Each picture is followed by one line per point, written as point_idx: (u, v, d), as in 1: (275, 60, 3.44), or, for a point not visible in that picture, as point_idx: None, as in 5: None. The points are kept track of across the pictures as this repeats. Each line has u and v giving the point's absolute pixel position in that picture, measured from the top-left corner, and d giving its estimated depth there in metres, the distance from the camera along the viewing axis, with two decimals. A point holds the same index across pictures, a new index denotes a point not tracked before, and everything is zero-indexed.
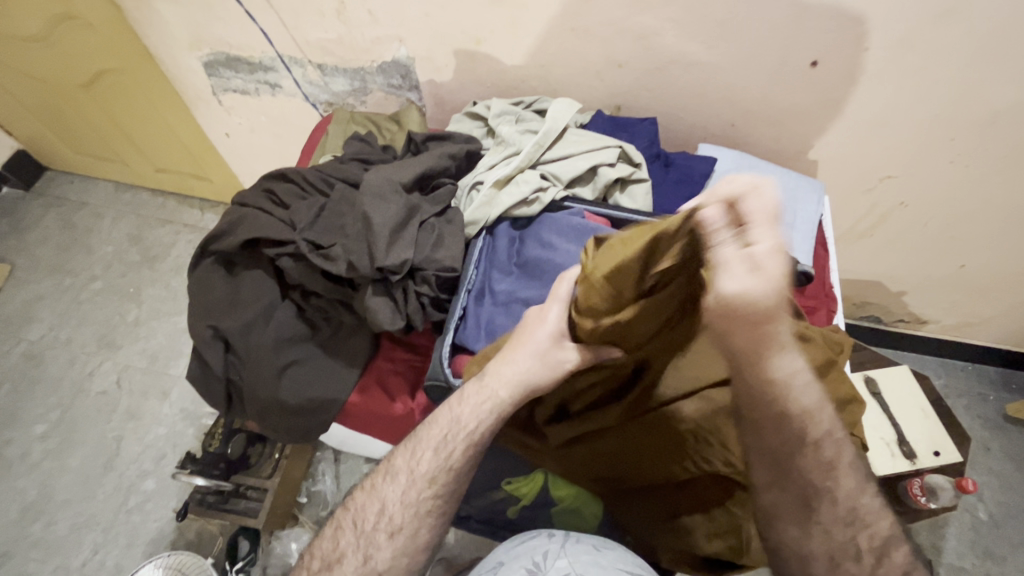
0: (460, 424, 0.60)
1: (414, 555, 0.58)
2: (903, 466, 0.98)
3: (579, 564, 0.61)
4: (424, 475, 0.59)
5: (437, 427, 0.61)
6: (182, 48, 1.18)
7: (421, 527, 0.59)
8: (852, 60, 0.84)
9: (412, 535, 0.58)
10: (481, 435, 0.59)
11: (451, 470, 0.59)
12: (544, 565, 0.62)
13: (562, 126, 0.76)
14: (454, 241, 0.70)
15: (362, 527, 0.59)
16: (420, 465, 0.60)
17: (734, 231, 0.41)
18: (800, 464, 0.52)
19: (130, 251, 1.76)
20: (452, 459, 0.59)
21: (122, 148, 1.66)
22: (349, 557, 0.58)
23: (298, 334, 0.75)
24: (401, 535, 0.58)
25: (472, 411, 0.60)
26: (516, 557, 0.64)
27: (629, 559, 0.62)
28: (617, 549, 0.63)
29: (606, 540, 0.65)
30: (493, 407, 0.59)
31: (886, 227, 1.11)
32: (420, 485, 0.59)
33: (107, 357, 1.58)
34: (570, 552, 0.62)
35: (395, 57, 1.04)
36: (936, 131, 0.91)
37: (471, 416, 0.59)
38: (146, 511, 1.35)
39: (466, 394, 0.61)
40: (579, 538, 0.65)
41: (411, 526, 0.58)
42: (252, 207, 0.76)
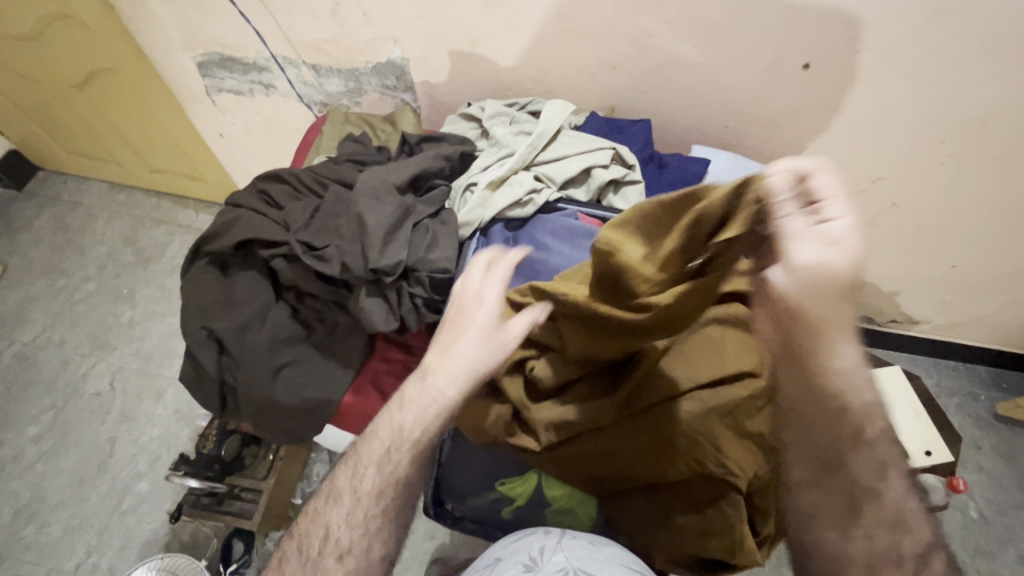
0: (403, 434, 0.59)
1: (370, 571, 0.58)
2: None
3: (575, 558, 0.61)
4: (369, 492, 0.59)
5: (379, 440, 0.60)
6: (176, 48, 1.18)
7: (373, 543, 0.59)
8: (844, 63, 0.85)
9: (364, 552, 0.58)
10: (425, 440, 0.59)
11: (395, 483, 0.59)
12: (540, 560, 0.62)
13: (556, 128, 0.76)
14: (449, 241, 0.70)
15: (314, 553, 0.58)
16: (364, 483, 0.59)
17: (805, 207, 0.43)
18: (847, 464, 0.54)
19: (123, 252, 1.75)
20: (398, 472, 0.59)
21: (115, 149, 1.65)
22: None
23: (293, 335, 0.75)
24: (350, 556, 0.57)
25: (415, 420, 0.58)
26: (512, 553, 0.64)
27: (625, 556, 0.63)
28: (612, 545, 0.64)
29: (600, 537, 0.66)
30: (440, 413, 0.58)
31: (879, 228, 1.12)
32: (366, 502, 0.59)
33: (100, 359, 1.57)
34: (566, 547, 0.63)
35: (390, 58, 1.04)
36: (928, 133, 0.91)
37: (416, 426, 0.58)
38: (140, 513, 1.34)
39: (412, 400, 0.59)
40: (575, 533, 0.65)
41: (360, 545, 0.58)
42: (246, 208, 0.76)
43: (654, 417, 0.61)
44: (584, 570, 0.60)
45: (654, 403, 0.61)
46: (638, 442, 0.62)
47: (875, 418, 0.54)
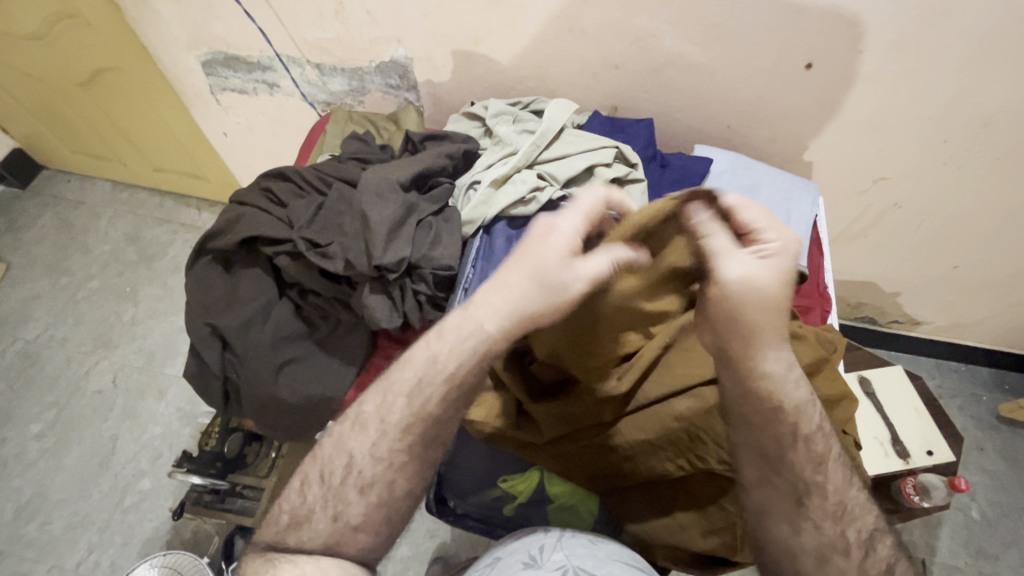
0: (438, 365, 0.56)
1: (391, 507, 0.56)
2: (896, 465, 0.99)
3: (574, 557, 0.61)
4: (396, 425, 0.56)
5: (411, 367, 0.57)
6: (181, 47, 1.18)
7: (397, 479, 0.56)
8: (846, 63, 0.85)
9: (386, 487, 0.56)
10: (464, 375, 0.55)
11: (426, 417, 0.56)
12: (539, 559, 0.62)
13: (559, 127, 0.77)
14: (452, 239, 0.70)
15: (334, 482, 0.56)
16: (392, 413, 0.56)
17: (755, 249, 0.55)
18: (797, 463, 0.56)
19: (127, 250, 1.76)
20: (431, 406, 0.56)
21: (119, 147, 1.66)
22: (319, 513, 0.55)
23: (296, 332, 0.76)
24: (371, 489, 0.55)
25: (453, 349, 0.56)
26: (511, 552, 0.64)
27: (624, 552, 0.62)
28: (611, 543, 0.63)
29: (601, 536, 0.65)
30: (480, 347, 0.55)
31: (880, 228, 1.12)
32: (394, 435, 0.56)
33: (103, 357, 1.57)
34: (565, 546, 0.62)
35: (393, 57, 1.04)
36: (930, 134, 0.92)
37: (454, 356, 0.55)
38: (142, 510, 1.35)
39: (449, 326, 0.56)
40: (574, 533, 0.65)
41: (384, 480, 0.56)
42: (250, 206, 0.77)
43: (656, 413, 0.61)
44: (582, 569, 0.59)
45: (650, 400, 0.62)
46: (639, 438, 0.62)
47: (812, 417, 0.57)
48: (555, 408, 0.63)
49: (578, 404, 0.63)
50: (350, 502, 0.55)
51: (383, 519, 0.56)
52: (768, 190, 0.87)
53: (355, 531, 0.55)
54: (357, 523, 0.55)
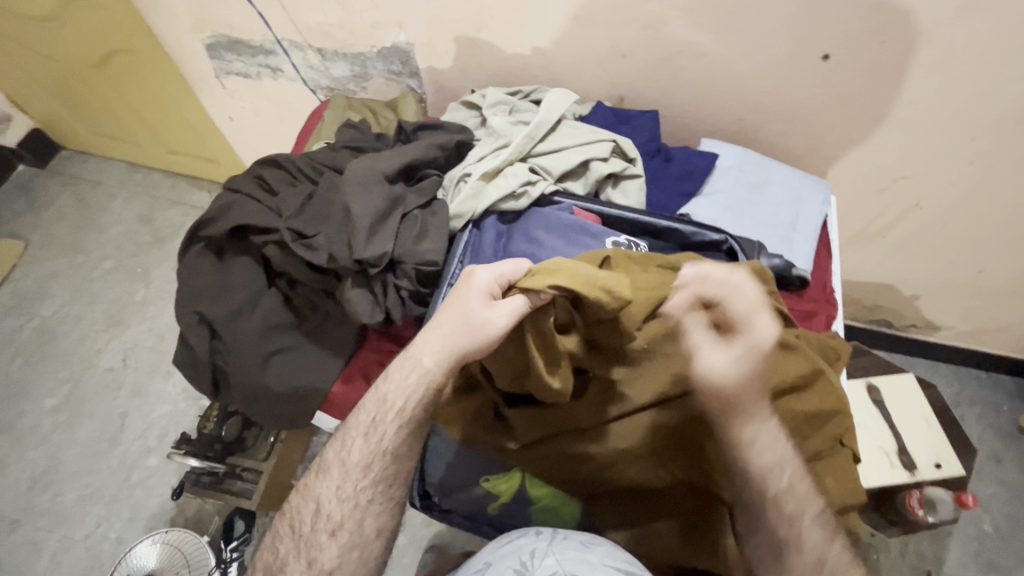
0: (387, 404, 0.61)
1: (363, 546, 0.61)
2: (902, 477, 0.95)
3: (566, 562, 0.59)
4: (357, 465, 0.62)
5: (365, 413, 0.63)
6: (185, 30, 1.18)
7: (365, 518, 0.61)
8: (868, 55, 0.80)
9: (357, 524, 0.61)
10: (415, 415, 0.61)
11: (383, 455, 0.61)
12: (531, 564, 0.60)
13: (556, 118, 0.74)
14: (438, 234, 0.68)
15: (306, 532, 0.61)
16: (352, 455, 0.62)
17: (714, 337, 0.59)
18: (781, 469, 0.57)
19: (140, 231, 1.79)
20: (385, 445, 0.61)
21: (132, 129, 1.68)
22: (293, 563, 0.60)
23: (285, 322, 0.75)
24: (342, 531, 0.61)
25: (399, 390, 0.61)
26: (503, 558, 0.63)
27: (617, 556, 0.60)
28: (604, 545, 0.62)
29: (594, 536, 0.64)
30: (422, 386, 0.59)
31: (900, 229, 1.07)
32: (355, 477, 0.61)
33: (115, 335, 1.61)
34: (556, 550, 0.61)
35: (395, 43, 1.02)
36: (958, 131, 0.86)
37: (400, 395, 0.60)
38: (148, 486, 1.38)
39: (394, 371, 0.62)
40: (567, 534, 0.63)
41: (353, 520, 0.61)
42: (242, 193, 0.76)
43: (633, 422, 0.60)
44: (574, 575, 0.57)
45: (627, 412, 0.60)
46: (612, 448, 0.61)
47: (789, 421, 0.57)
48: (531, 413, 0.62)
49: (551, 411, 0.61)
50: (322, 543, 0.60)
51: (358, 562, 0.61)
52: (777, 187, 0.83)
53: (331, 574, 0.60)
54: (331, 568, 0.60)
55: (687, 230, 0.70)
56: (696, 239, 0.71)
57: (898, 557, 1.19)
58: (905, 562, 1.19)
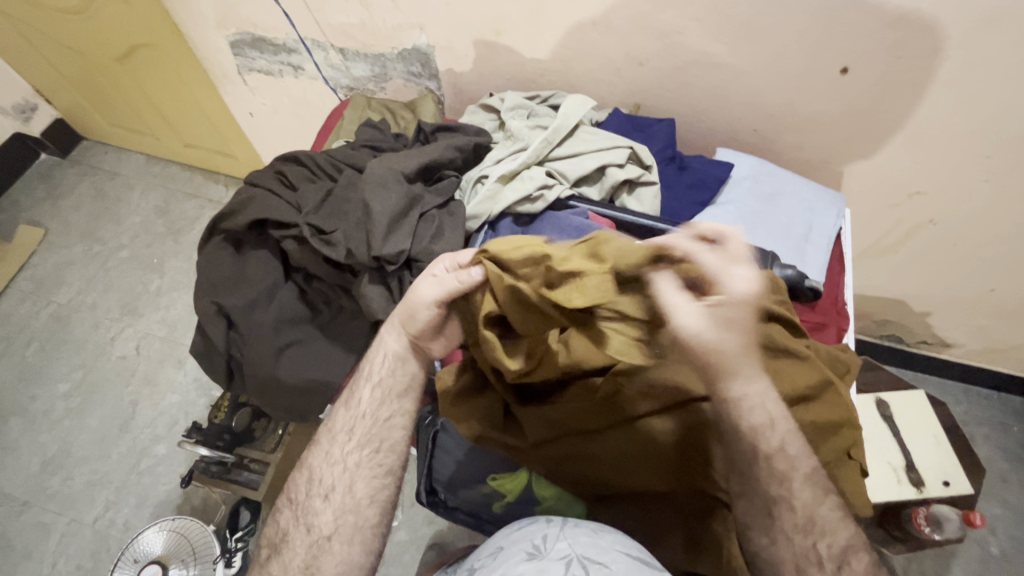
0: (362, 373, 0.66)
1: (357, 511, 0.62)
2: (909, 493, 0.95)
3: (578, 546, 0.58)
4: (342, 431, 0.65)
5: (354, 383, 0.67)
6: (210, 26, 1.20)
7: (354, 482, 0.62)
8: (884, 69, 0.80)
9: (347, 490, 0.62)
10: (388, 380, 0.65)
11: (370, 419, 0.64)
12: (543, 548, 0.59)
13: (573, 123, 0.75)
14: (454, 233, 0.69)
15: (299, 497, 0.63)
16: (335, 425, 0.66)
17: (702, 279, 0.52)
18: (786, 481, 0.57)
19: (156, 223, 1.81)
20: (364, 409, 0.64)
21: (152, 122, 1.71)
22: (293, 532, 0.61)
23: (299, 316, 0.76)
24: (334, 494, 0.62)
25: (371, 359, 0.66)
26: (514, 542, 0.62)
27: (628, 543, 0.60)
28: (615, 533, 0.61)
29: (604, 525, 0.63)
30: (386, 351, 0.65)
31: (912, 244, 1.07)
32: (342, 441, 0.64)
33: (128, 324, 1.63)
34: (569, 535, 0.60)
35: (415, 45, 1.04)
36: (972, 148, 0.86)
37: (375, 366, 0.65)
38: (156, 474, 1.40)
39: (371, 354, 0.67)
40: (578, 522, 0.63)
41: (343, 484, 0.62)
42: (262, 188, 0.77)
43: (637, 429, 0.60)
44: (586, 557, 0.57)
45: (621, 420, 0.60)
46: (611, 452, 0.62)
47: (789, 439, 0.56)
48: (537, 416, 0.62)
49: (553, 412, 0.62)
50: (314, 509, 0.62)
51: (353, 524, 0.61)
52: (789, 199, 0.84)
53: (328, 539, 0.60)
54: (327, 532, 0.60)
55: None
56: None
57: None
58: None
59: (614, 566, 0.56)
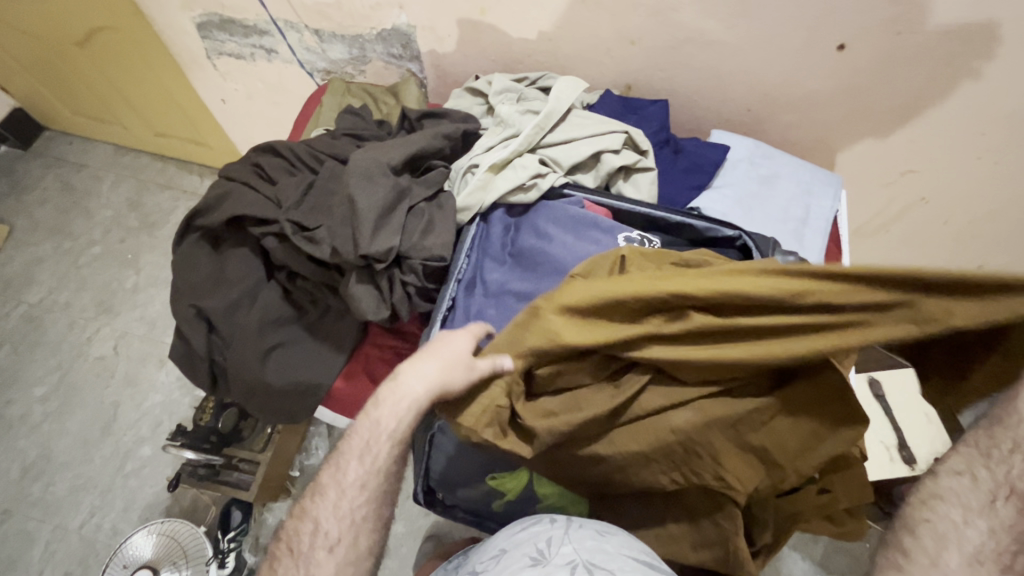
0: (380, 426, 0.59)
1: (359, 562, 0.60)
2: (902, 471, 0.96)
3: (583, 550, 0.59)
4: (353, 484, 0.60)
5: (357, 436, 0.60)
6: (174, 7, 1.13)
7: (361, 533, 0.60)
8: (882, 45, 0.78)
9: (352, 544, 0.60)
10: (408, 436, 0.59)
11: (378, 474, 0.60)
12: (547, 553, 0.60)
13: (566, 107, 0.71)
14: (445, 227, 0.65)
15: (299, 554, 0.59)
16: (347, 475, 0.60)
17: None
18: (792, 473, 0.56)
19: (129, 216, 1.74)
20: (379, 465, 0.60)
21: (119, 110, 1.62)
22: None
23: (284, 316, 0.73)
24: (339, 547, 0.59)
25: (391, 413, 0.58)
26: (517, 546, 0.62)
27: (634, 546, 0.60)
28: (620, 534, 0.62)
29: (608, 525, 0.63)
30: (411, 408, 0.57)
31: (904, 223, 1.06)
32: (352, 494, 0.60)
33: (105, 323, 1.57)
34: (573, 539, 0.60)
35: (395, 25, 0.98)
36: (967, 126, 0.85)
37: (391, 418, 0.58)
38: (142, 476, 1.36)
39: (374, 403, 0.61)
40: (582, 523, 0.63)
41: (349, 536, 0.60)
42: (239, 182, 0.73)
43: (649, 425, 0.57)
44: (593, 563, 0.57)
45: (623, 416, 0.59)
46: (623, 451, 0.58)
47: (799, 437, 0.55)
48: (555, 423, 0.57)
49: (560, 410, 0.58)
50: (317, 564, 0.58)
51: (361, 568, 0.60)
52: (786, 181, 0.82)
53: None
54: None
55: (699, 226, 0.68)
56: (708, 235, 0.69)
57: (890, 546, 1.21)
58: None
59: (622, 573, 0.56)
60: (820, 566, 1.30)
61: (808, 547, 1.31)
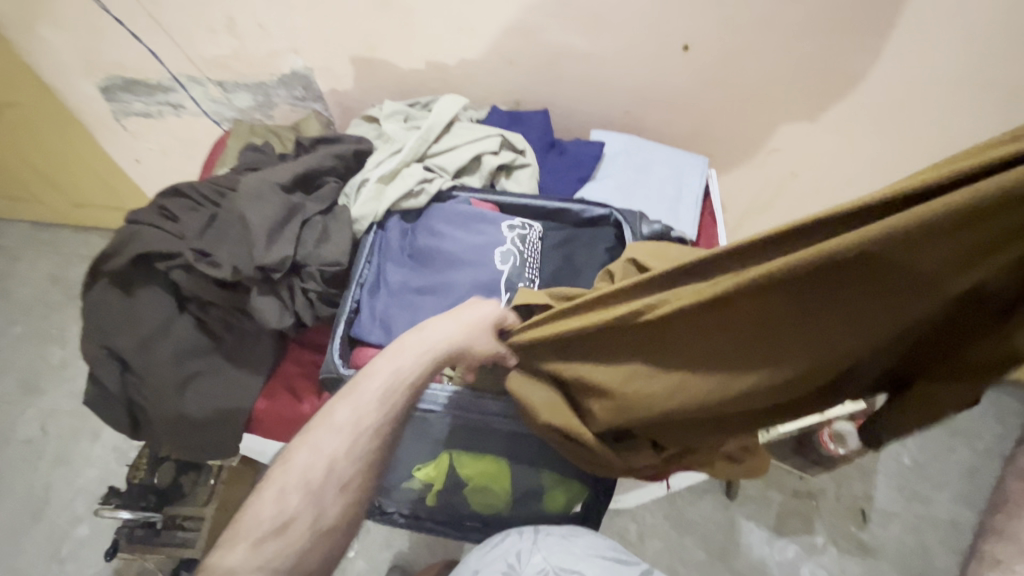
0: (395, 381, 0.58)
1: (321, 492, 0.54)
2: (813, 418, 1.03)
3: (552, 557, 0.68)
4: (355, 426, 0.56)
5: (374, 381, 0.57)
6: (76, 75, 1.15)
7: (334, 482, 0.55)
8: (719, 42, 0.90)
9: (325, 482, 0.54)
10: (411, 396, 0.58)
11: (376, 422, 0.56)
12: (519, 563, 0.69)
13: (447, 120, 0.78)
14: (340, 234, 0.71)
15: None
16: (363, 417, 0.56)
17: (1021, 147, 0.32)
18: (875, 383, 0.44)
19: (50, 292, 1.69)
20: (373, 418, 0.56)
21: (30, 185, 1.60)
22: (270, 495, 0.53)
23: (199, 345, 0.75)
24: (328, 479, 0.54)
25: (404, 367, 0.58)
26: (489, 562, 0.70)
27: (598, 544, 0.71)
28: (586, 535, 0.72)
29: (575, 527, 0.73)
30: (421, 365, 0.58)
31: (784, 200, 1.11)
32: (348, 425, 0.56)
33: (30, 404, 1.50)
34: (541, 547, 0.70)
35: (294, 69, 1.05)
36: (807, 103, 0.95)
37: (410, 372, 0.58)
38: (81, 558, 1.29)
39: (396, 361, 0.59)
40: (549, 530, 0.72)
41: (330, 467, 0.55)
42: (144, 223, 0.75)
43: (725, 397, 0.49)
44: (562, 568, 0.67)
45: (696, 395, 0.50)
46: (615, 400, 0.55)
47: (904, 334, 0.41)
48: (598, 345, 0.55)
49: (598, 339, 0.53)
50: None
51: (320, 561, 0.54)
52: (661, 166, 0.92)
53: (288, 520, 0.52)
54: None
55: (576, 209, 0.76)
56: (585, 215, 0.76)
57: (833, 501, 1.36)
58: (840, 505, 1.36)
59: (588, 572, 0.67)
60: (774, 530, 1.34)
61: (761, 514, 1.35)
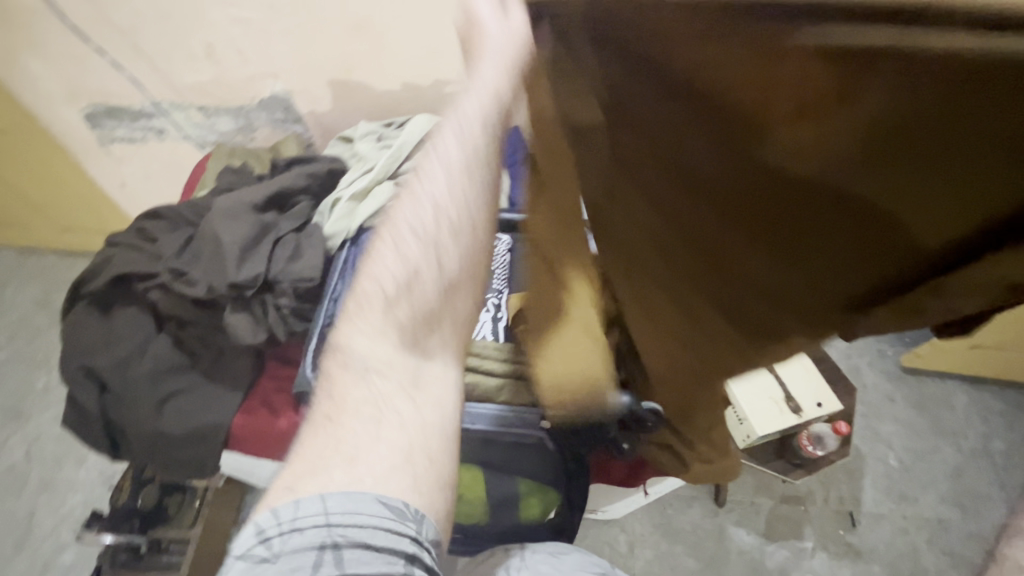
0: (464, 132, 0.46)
1: (424, 267, 0.47)
2: (791, 420, 1.07)
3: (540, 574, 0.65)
4: (455, 178, 0.47)
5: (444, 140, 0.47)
6: (60, 103, 1.18)
7: (435, 251, 0.47)
8: None
9: (427, 250, 0.47)
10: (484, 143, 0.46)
11: (459, 183, 0.47)
12: None
13: (418, 139, 0.81)
14: (312, 251, 0.72)
15: (354, 411, 0.45)
16: (452, 160, 0.46)
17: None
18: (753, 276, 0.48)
19: (36, 317, 1.69)
20: (454, 168, 0.46)
21: (17, 212, 1.61)
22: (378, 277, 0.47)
23: (179, 363, 0.76)
24: (421, 251, 0.47)
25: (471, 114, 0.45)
26: None
27: (586, 560, 0.68)
28: (575, 552, 0.70)
29: (561, 545, 0.71)
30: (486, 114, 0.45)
31: None
32: (429, 193, 0.47)
33: (15, 430, 1.49)
34: (527, 564, 0.67)
35: (273, 92, 1.08)
36: None
37: (477, 114, 0.45)
38: None
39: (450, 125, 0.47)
40: (535, 548, 0.70)
41: (427, 241, 0.47)
42: (121, 245, 0.78)
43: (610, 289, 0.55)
44: None
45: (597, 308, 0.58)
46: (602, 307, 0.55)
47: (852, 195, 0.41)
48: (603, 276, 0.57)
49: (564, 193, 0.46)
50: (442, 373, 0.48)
51: (440, 347, 0.48)
52: None
53: (398, 292, 0.46)
54: (400, 504, 0.41)
55: None
56: None
57: (822, 505, 1.36)
58: (829, 508, 1.36)
59: None
60: (764, 536, 1.34)
61: (750, 520, 1.35)
